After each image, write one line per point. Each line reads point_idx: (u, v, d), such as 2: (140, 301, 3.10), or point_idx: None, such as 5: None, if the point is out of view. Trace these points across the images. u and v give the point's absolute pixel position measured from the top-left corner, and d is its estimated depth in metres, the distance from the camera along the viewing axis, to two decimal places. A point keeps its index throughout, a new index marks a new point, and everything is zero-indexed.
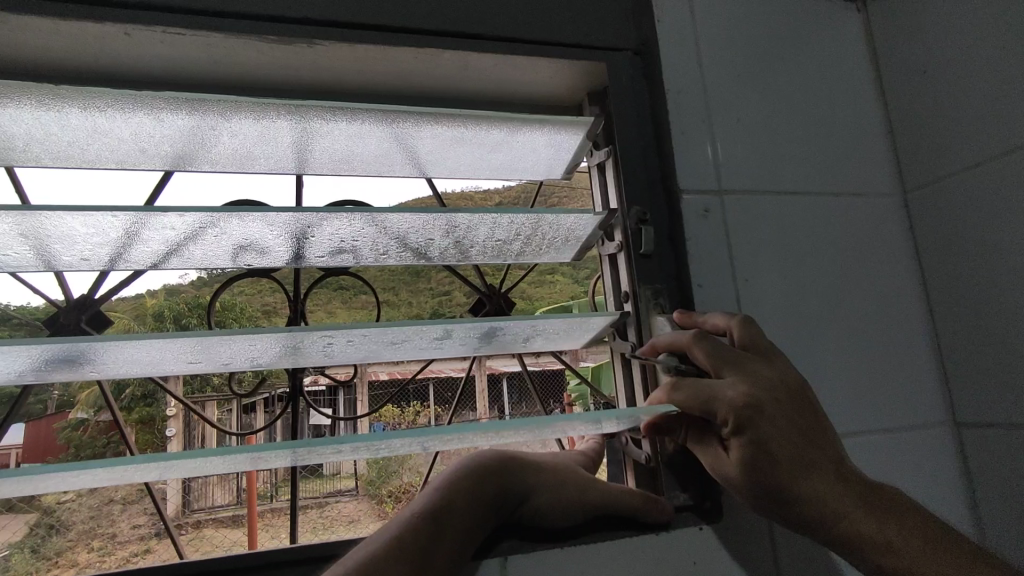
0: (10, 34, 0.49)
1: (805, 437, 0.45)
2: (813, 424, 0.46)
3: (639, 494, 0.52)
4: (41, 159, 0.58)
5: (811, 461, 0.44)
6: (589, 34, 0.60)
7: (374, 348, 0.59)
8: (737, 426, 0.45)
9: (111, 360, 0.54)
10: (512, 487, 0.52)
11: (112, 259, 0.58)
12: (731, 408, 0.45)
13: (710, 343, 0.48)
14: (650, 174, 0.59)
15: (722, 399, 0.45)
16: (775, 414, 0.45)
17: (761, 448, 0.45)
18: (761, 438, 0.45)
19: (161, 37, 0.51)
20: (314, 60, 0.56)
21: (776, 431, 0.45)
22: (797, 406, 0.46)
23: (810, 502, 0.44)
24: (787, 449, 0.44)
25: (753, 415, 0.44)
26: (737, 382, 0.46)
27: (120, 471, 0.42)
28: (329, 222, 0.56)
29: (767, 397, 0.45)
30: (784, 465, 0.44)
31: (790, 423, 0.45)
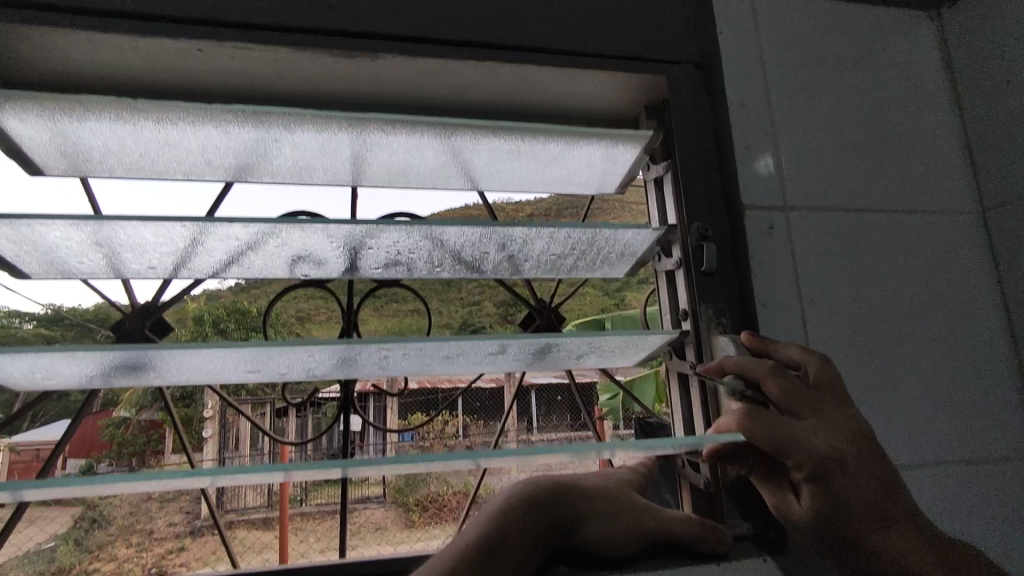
0: (93, 51, 0.51)
1: (883, 490, 0.44)
2: (892, 476, 0.45)
3: (697, 521, 0.49)
4: (113, 171, 0.60)
5: (888, 517, 0.44)
6: (650, 48, 0.59)
7: (427, 361, 0.58)
8: (816, 475, 0.43)
9: (174, 367, 0.55)
10: (564, 514, 0.50)
11: (176, 267, 0.60)
12: (813, 458, 0.43)
13: (788, 383, 0.46)
14: (712, 190, 0.58)
15: (804, 446, 0.43)
16: (857, 467, 0.43)
17: (837, 502, 0.43)
18: (839, 489, 0.43)
19: (232, 53, 0.52)
20: (377, 73, 0.57)
21: (855, 481, 0.43)
22: (875, 458, 0.44)
23: (884, 553, 0.43)
24: (866, 504, 0.43)
25: (834, 468, 0.43)
26: (819, 429, 0.44)
27: (187, 481, 0.43)
28: (387, 234, 0.56)
29: (849, 448, 0.44)
30: (860, 520, 0.43)
31: (872, 476, 0.43)
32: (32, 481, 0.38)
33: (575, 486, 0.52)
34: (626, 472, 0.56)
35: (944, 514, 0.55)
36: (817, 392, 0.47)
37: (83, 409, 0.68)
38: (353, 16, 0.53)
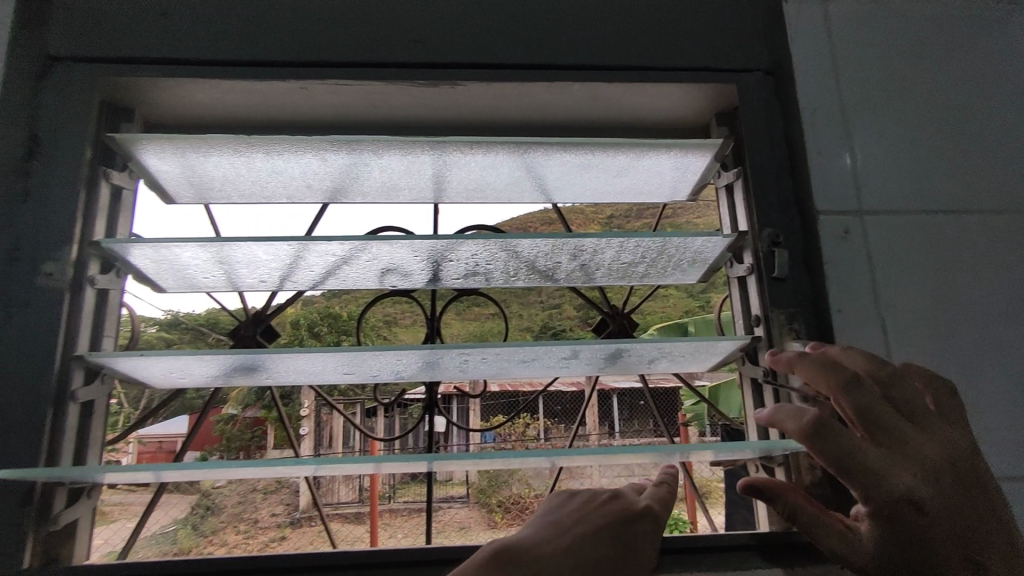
0: (216, 94, 0.59)
1: (967, 529, 0.42)
2: (978, 516, 0.43)
3: None
4: (230, 198, 0.68)
5: (975, 562, 0.42)
6: (718, 58, 0.60)
7: (505, 366, 0.62)
8: (889, 515, 0.42)
9: (281, 369, 0.62)
10: None
11: (282, 280, 0.67)
12: (885, 497, 0.42)
13: (863, 403, 0.45)
14: (784, 195, 0.58)
15: (877, 485, 0.43)
16: (937, 508, 0.42)
17: (917, 543, 0.42)
18: (918, 530, 0.42)
19: (330, 90, 0.59)
20: (455, 99, 0.61)
21: (935, 522, 0.42)
22: (959, 492, 0.43)
23: None
24: (948, 546, 0.42)
25: (908, 509, 0.42)
26: (893, 465, 0.43)
27: (293, 469, 0.49)
28: (466, 247, 0.60)
29: (928, 487, 0.42)
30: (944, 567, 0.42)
31: (952, 514, 0.42)
32: (182, 466, 0.46)
33: None
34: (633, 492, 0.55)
35: None
36: (897, 417, 0.45)
37: (200, 413, 0.77)
38: (434, 48, 0.58)
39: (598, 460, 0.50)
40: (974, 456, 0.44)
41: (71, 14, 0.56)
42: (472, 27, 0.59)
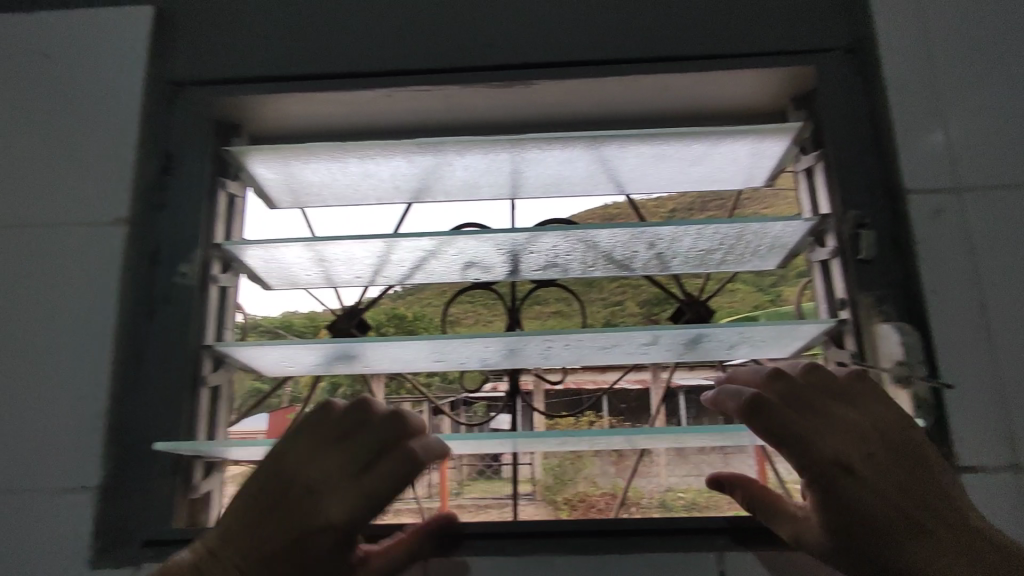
0: (313, 106, 0.65)
1: (906, 493, 0.43)
2: (917, 479, 0.43)
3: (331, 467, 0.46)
4: (327, 202, 0.74)
5: (914, 524, 0.42)
6: (795, 41, 0.60)
7: (585, 353, 0.65)
8: (824, 483, 0.44)
9: (378, 357, 0.67)
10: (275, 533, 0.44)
11: (375, 275, 0.73)
12: (815, 463, 0.44)
13: (789, 386, 0.47)
14: (868, 176, 0.57)
15: (806, 452, 0.45)
16: (864, 469, 0.44)
17: (854, 509, 0.43)
18: (853, 496, 0.43)
19: (414, 96, 0.63)
20: (531, 98, 0.64)
21: (870, 488, 0.43)
22: (893, 459, 0.44)
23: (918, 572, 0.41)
24: (886, 511, 0.43)
25: (841, 475, 0.44)
26: (825, 434, 0.45)
27: None
28: (545, 239, 0.63)
29: (857, 454, 0.44)
30: (884, 531, 0.42)
31: (888, 479, 0.43)
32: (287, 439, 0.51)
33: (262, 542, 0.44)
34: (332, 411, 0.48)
35: None
36: (824, 393, 0.47)
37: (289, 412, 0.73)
38: (510, 51, 0.61)
39: (677, 438, 0.52)
40: (912, 426, 0.45)
41: (191, 43, 0.63)
42: (546, 28, 0.61)
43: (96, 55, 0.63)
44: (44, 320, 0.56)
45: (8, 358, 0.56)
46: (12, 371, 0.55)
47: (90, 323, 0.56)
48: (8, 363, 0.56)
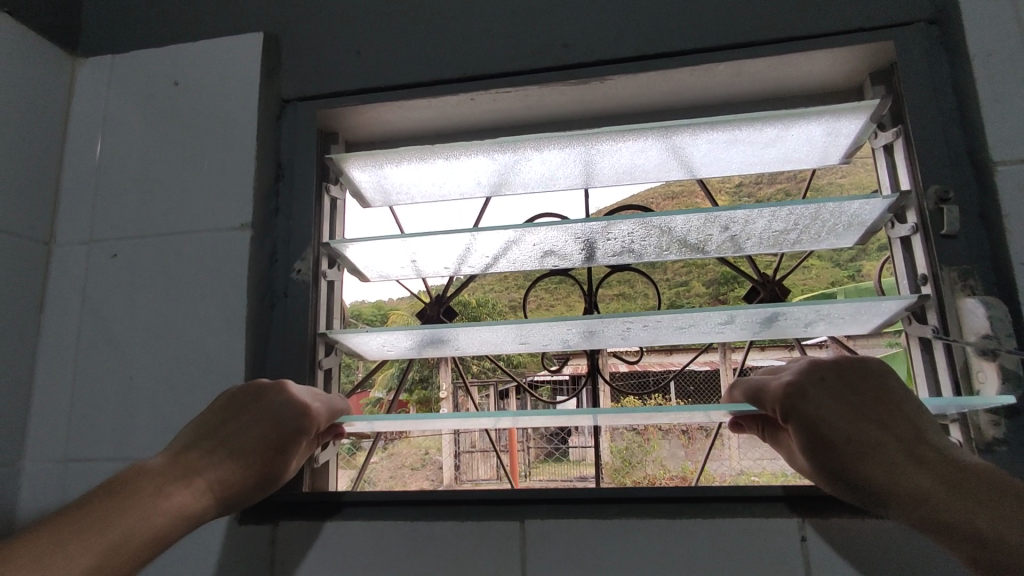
0: (400, 112, 0.70)
1: (861, 414, 0.46)
2: (873, 400, 0.46)
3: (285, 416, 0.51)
4: (414, 199, 0.80)
5: (866, 437, 0.44)
6: (874, 15, 0.59)
7: (663, 332, 0.67)
8: (786, 415, 0.48)
9: (466, 340, 0.72)
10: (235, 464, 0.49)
11: (458, 265, 0.78)
12: (773, 398, 0.50)
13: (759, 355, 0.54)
14: (952, 150, 0.56)
15: (768, 390, 0.50)
16: (817, 396, 0.47)
17: (816, 432, 0.47)
18: (813, 420, 0.47)
19: (494, 96, 0.67)
20: (604, 92, 0.67)
21: (826, 413, 0.47)
22: (847, 386, 0.47)
23: (879, 484, 0.43)
24: (842, 428, 0.45)
25: (798, 402, 0.48)
26: (784, 375, 0.51)
27: (473, 422, 0.57)
28: (622, 226, 0.67)
29: (811, 379, 0.48)
30: (843, 447, 0.45)
31: (841, 401, 0.47)
32: (390, 417, 0.54)
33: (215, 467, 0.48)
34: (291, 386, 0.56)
35: None
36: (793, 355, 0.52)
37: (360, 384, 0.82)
38: (583, 49, 0.64)
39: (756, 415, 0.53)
40: (871, 357, 0.48)
41: (297, 63, 0.71)
42: (618, 23, 0.64)
43: (213, 78, 0.71)
44: (187, 313, 0.65)
45: (160, 346, 0.65)
46: (163, 357, 0.65)
47: (224, 315, 0.64)
48: (160, 351, 0.65)
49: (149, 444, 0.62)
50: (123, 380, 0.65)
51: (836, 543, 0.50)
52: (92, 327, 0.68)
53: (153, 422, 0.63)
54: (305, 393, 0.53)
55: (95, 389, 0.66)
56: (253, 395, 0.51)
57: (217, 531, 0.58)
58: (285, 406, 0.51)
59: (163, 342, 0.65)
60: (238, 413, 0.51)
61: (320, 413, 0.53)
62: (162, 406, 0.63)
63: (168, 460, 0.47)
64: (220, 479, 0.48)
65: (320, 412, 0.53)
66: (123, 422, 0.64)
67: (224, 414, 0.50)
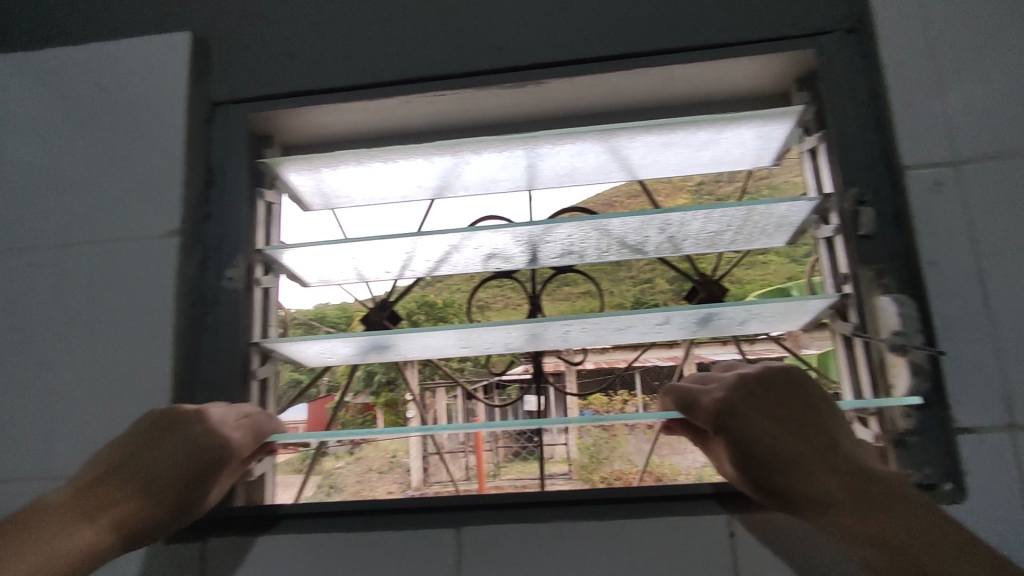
0: (337, 114, 0.69)
1: (784, 428, 0.47)
2: (795, 414, 0.48)
3: (205, 445, 0.49)
4: (356, 202, 0.79)
5: (789, 451, 0.46)
6: (795, 23, 0.61)
7: (602, 333, 0.68)
8: (716, 429, 0.49)
9: (409, 346, 0.72)
10: (152, 498, 0.47)
11: (403, 269, 0.78)
12: (705, 413, 0.50)
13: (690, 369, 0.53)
14: (869, 153, 0.59)
15: (699, 406, 0.50)
16: (744, 411, 0.48)
17: (743, 446, 0.48)
18: (740, 435, 0.48)
19: (431, 99, 0.67)
20: (540, 95, 0.67)
21: (753, 428, 0.48)
22: (771, 400, 0.49)
23: (796, 494, 0.46)
24: (767, 443, 0.47)
25: (728, 418, 0.48)
26: (715, 388, 0.51)
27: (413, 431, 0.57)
28: (562, 230, 0.67)
29: (740, 396, 0.49)
30: (766, 460, 0.47)
31: (766, 416, 0.48)
32: (322, 428, 0.53)
33: (127, 501, 0.46)
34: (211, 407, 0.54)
35: None
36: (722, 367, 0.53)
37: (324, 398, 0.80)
38: (517, 53, 0.64)
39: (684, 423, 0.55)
40: (793, 368, 0.50)
41: (226, 64, 0.69)
42: (552, 27, 0.64)
43: (138, 78, 0.69)
44: (113, 326, 0.63)
45: (85, 361, 0.62)
46: (88, 373, 0.62)
47: (155, 328, 0.62)
48: (85, 367, 0.62)
49: (73, 464, 0.60)
50: (44, 396, 0.62)
51: (764, 536, 0.52)
52: (12, 340, 0.64)
53: (77, 438, 0.60)
54: (229, 418, 0.51)
55: (15, 406, 0.63)
56: (175, 423, 0.50)
57: (144, 550, 0.56)
58: (204, 436, 0.49)
59: (88, 357, 0.62)
60: (156, 442, 0.49)
61: (243, 440, 0.51)
62: (87, 422, 0.61)
63: (76, 493, 0.46)
64: (131, 515, 0.46)
65: (243, 439, 0.51)
66: (45, 439, 0.61)
67: (139, 444, 0.48)
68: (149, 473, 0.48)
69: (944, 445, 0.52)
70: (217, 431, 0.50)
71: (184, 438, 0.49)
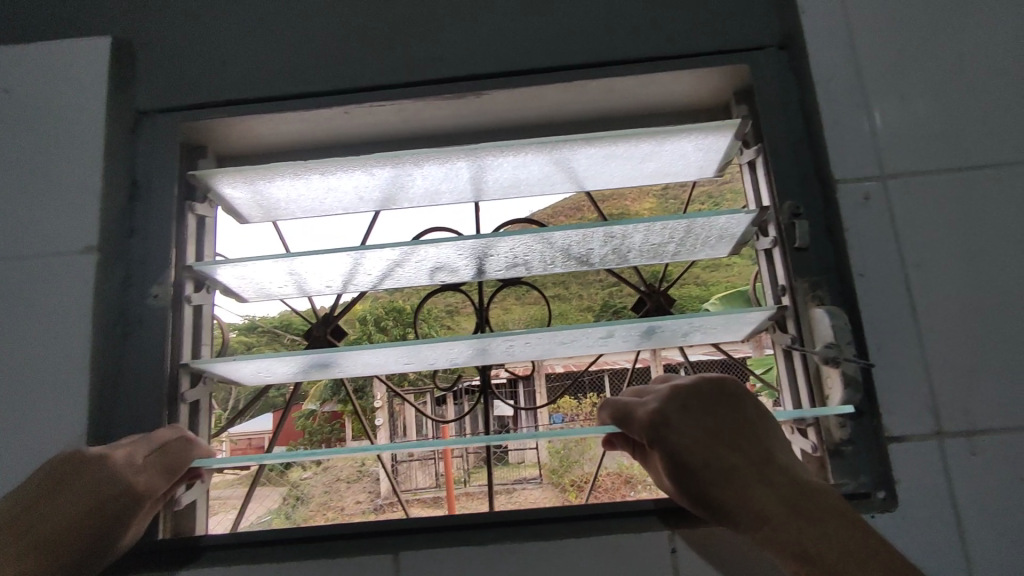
0: (272, 124, 0.67)
1: (718, 440, 0.47)
2: (728, 426, 0.48)
3: (117, 485, 0.47)
4: (295, 214, 0.76)
5: (723, 463, 0.46)
6: (731, 37, 0.62)
7: (547, 347, 0.67)
8: (651, 442, 0.48)
9: (352, 363, 0.70)
10: (52, 552, 0.43)
11: (346, 283, 0.75)
12: (640, 426, 0.49)
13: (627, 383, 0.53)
14: (803, 168, 0.60)
15: (635, 418, 0.50)
16: (679, 424, 0.48)
17: (679, 458, 0.47)
18: (676, 447, 0.47)
19: (370, 110, 0.65)
20: (482, 106, 0.66)
21: (687, 440, 0.47)
22: (704, 412, 0.49)
23: (732, 507, 0.45)
24: (701, 455, 0.47)
25: (663, 430, 0.48)
26: (650, 401, 0.51)
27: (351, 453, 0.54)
28: (505, 243, 0.66)
29: (674, 408, 0.49)
30: (702, 473, 0.46)
31: (700, 428, 0.48)
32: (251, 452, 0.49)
33: (23, 559, 0.42)
34: (118, 441, 0.51)
35: None
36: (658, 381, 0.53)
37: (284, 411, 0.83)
38: (457, 64, 0.63)
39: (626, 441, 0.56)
40: (727, 382, 0.51)
41: (153, 72, 0.65)
42: (492, 38, 0.63)
43: (56, 87, 0.65)
44: (27, 350, 0.59)
45: None
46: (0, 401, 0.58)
47: (72, 351, 0.58)
48: None
49: None
50: None
51: (704, 550, 0.52)
52: None
53: None
54: (138, 454, 0.49)
55: None
56: (79, 466, 0.47)
57: None
58: (117, 476, 0.47)
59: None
60: (53, 493, 0.45)
61: (156, 475, 0.49)
62: None
63: None
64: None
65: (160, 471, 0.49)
66: None
67: (31, 500, 0.45)
68: (47, 526, 0.44)
69: (875, 454, 0.53)
70: (126, 475, 0.47)
71: (91, 480, 0.46)
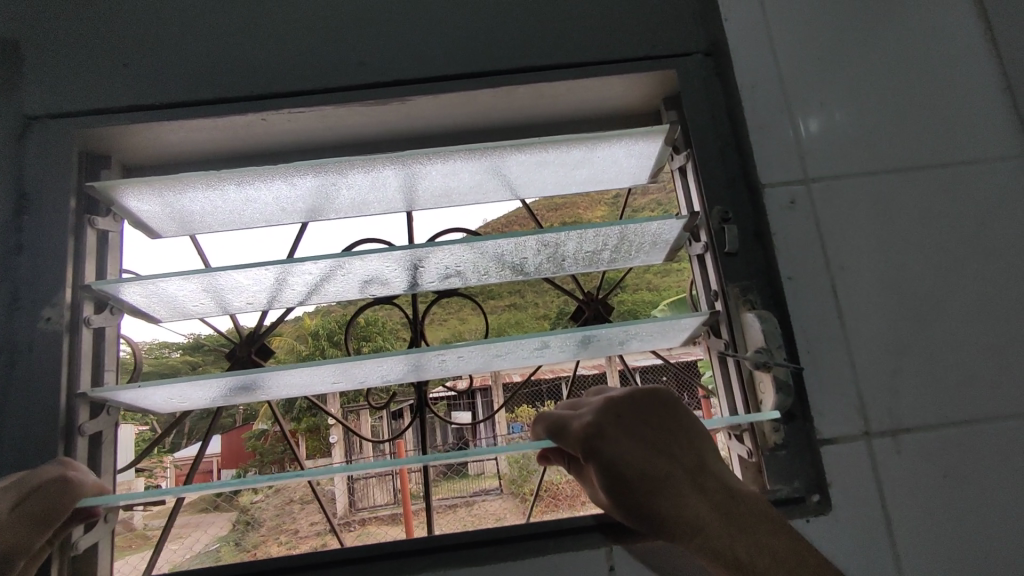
0: (182, 132, 0.62)
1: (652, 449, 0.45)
2: (662, 436, 0.46)
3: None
4: (213, 227, 0.71)
5: (658, 473, 0.44)
6: (657, 44, 0.62)
7: (483, 360, 0.65)
8: (586, 455, 0.46)
9: (276, 384, 0.65)
10: None
11: (270, 300, 0.71)
12: (574, 438, 0.47)
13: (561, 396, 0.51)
14: (731, 172, 0.60)
15: (569, 431, 0.48)
16: (614, 434, 0.46)
17: (614, 469, 0.45)
18: (611, 459, 0.45)
19: (288, 117, 0.62)
20: (408, 112, 0.64)
21: (623, 450, 0.45)
22: (639, 422, 0.47)
23: (667, 518, 0.43)
24: (636, 466, 0.45)
25: (598, 442, 0.46)
26: (584, 413, 0.49)
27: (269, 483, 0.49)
28: (436, 254, 0.64)
29: (608, 419, 0.47)
30: (637, 485, 0.44)
31: (634, 438, 0.46)
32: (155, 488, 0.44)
33: None
34: None
35: (1008, 476, 0.53)
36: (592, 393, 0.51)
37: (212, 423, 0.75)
38: (379, 69, 0.60)
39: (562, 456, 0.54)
40: (660, 391, 0.49)
41: (45, 77, 0.60)
42: (416, 43, 0.61)
43: None
44: None
45: None
46: None
47: None
48: None
49: None
50: None
51: (642, 565, 0.50)
52: None
53: None
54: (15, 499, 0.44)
55: None
56: None
57: None
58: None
59: None
60: None
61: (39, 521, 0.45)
62: None
63: None
64: None
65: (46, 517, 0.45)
66: None
67: None
68: None
69: (807, 457, 0.53)
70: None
71: None
